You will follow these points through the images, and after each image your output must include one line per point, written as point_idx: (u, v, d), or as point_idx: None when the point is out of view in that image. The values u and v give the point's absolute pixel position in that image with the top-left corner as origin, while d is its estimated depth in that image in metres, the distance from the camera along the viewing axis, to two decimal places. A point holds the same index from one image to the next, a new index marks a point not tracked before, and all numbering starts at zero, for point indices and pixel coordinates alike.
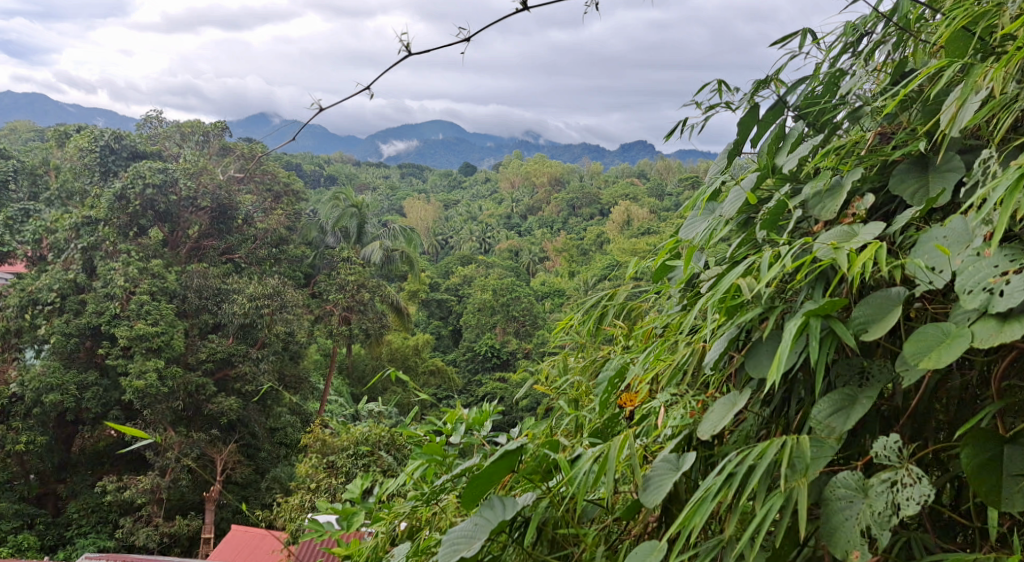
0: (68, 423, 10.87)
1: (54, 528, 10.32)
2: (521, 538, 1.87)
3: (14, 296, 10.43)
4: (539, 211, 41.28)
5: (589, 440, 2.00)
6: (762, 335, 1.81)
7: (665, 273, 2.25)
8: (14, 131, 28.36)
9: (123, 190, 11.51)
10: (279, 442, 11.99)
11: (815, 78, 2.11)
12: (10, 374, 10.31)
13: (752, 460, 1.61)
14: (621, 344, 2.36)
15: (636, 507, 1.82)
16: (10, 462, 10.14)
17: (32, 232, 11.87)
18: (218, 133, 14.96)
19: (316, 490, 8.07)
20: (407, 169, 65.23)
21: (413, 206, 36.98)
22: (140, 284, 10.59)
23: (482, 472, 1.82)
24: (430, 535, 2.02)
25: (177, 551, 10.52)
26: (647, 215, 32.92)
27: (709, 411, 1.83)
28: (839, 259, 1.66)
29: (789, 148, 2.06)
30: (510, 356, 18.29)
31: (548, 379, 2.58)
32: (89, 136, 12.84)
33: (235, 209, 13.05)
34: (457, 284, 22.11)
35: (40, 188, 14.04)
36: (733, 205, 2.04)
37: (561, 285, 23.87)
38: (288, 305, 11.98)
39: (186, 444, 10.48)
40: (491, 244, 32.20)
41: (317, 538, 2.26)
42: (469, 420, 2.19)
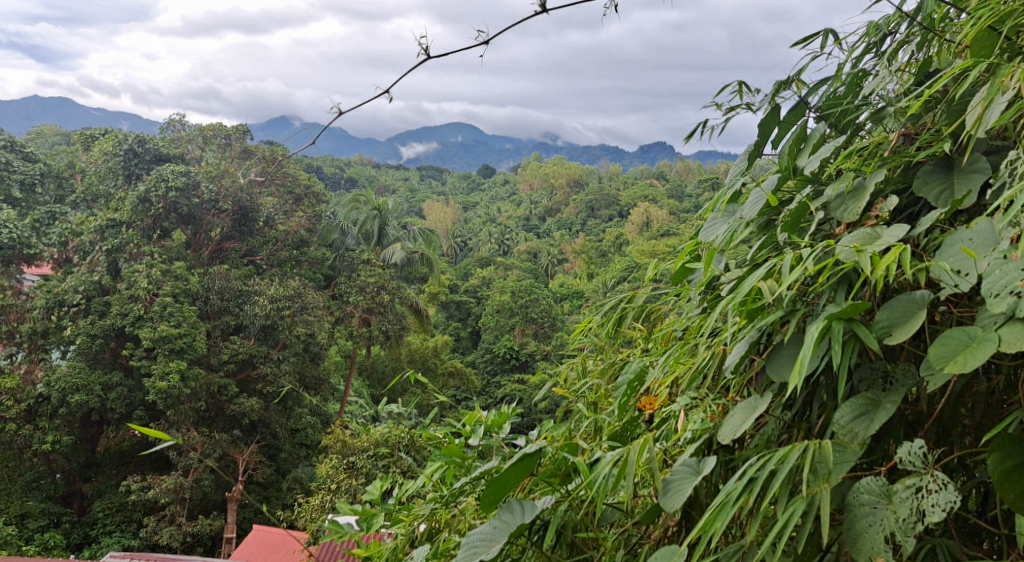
0: (93, 422, 10.96)
1: (80, 527, 10.41)
2: (540, 542, 1.87)
3: (41, 297, 10.54)
4: (558, 213, 41.25)
5: (608, 443, 2.00)
6: (783, 338, 1.81)
7: (685, 276, 2.24)
8: (41, 134, 28.70)
9: (146, 193, 11.60)
10: (300, 443, 12.03)
11: (837, 79, 2.09)
12: (36, 375, 10.29)
13: (775, 463, 1.60)
14: (641, 348, 2.36)
15: (655, 512, 1.81)
16: (37, 461, 10.23)
17: (58, 234, 12.00)
18: (239, 136, 15.02)
19: (336, 491, 8.09)
20: (427, 171, 65.46)
21: (433, 209, 37.05)
22: (163, 286, 10.67)
23: (500, 475, 1.82)
24: (449, 537, 2.01)
25: (200, 551, 10.57)
26: (666, 216, 32.81)
27: (729, 416, 1.83)
28: (862, 262, 1.64)
29: (810, 149, 2.05)
30: (529, 357, 18.25)
31: (566, 383, 2.59)
32: (114, 140, 12.95)
33: (256, 211, 13.13)
34: (476, 286, 22.12)
35: (66, 191, 14.20)
36: (753, 207, 2.03)
37: (581, 287, 23.81)
38: (308, 307, 12.00)
39: (209, 445, 10.54)
40: (510, 246, 32.19)
41: (337, 540, 2.26)
42: (488, 422, 2.19)
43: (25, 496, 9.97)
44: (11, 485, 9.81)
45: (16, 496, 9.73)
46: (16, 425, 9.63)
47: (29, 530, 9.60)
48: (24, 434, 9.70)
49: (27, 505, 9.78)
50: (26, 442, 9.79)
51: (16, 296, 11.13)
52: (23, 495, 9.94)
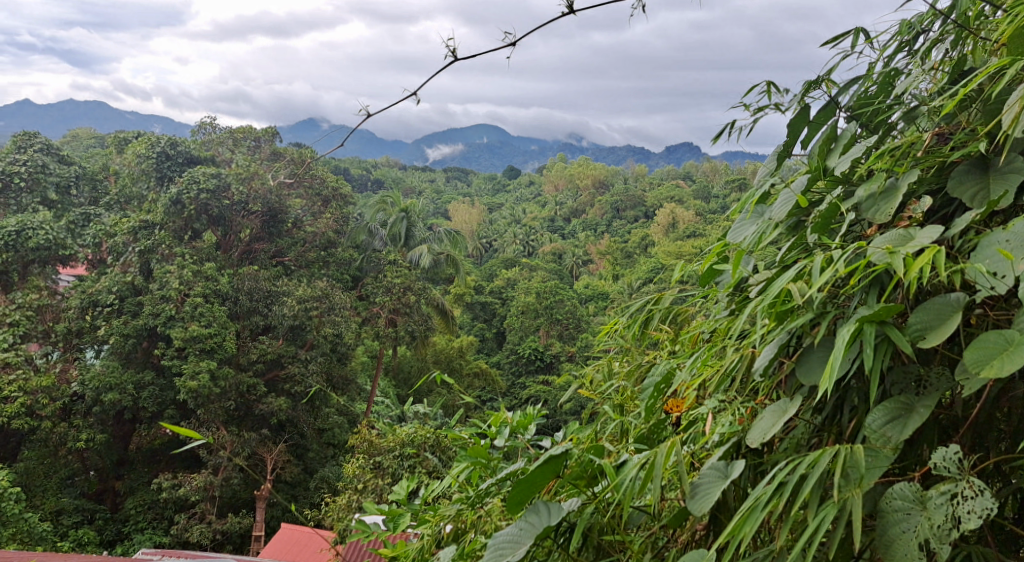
0: (125, 421, 11.09)
1: (113, 523, 10.51)
2: (566, 544, 1.87)
3: (76, 297, 10.67)
4: (583, 214, 41.12)
5: (635, 446, 1.99)
6: (813, 341, 1.79)
7: (712, 277, 2.23)
8: (77, 137, 29.28)
9: (178, 195, 11.68)
10: (327, 443, 12.05)
11: (868, 78, 2.07)
12: (71, 373, 10.34)
13: (806, 468, 1.58)
14: (667, 349, 2.34)
15: (683, 515, 1.81)
16: (71, 458, 10.36)
17: (92, 236, 12.14)
18: (269, 139, 15.07)
19: (362, 491, 8.11)
20: (453, 173, 65.60)
21: (458, 210, 37.13)
22: (194, 286, 10.75)
23: (527, 477, 1.81)
24: (476, 538, 2.01)
25: (229, 549, 10.61)
26: (692, 217, 32.57)
27: (758, 420, 1.81)
28: (895, 264, 1.62)
29: (841, 150, 2.02)
30: (554, 359, 18.15)
31: (591, 385, 2.58)
32: (147, 142, 13.10)
33: (285, 213, 13.22)
34: (501, 287, 22.09)
35: (100, 193, 14.36)
36: (782, 209, 2.01)
37: (606, 289, 23.68)
38: (336, 307, 11.91)
39: (238, 444, 10.60)
40: (535, 247, 32.12)
41: (364, 539, 2.26)
42: (514, 423, 2.18)
43: (60, 493, 10.09)
44: (46, 481, 9.93)
45: (50, 493, 9.86)
46: (50, 422, 9.74)
47: (63, 526, 9.70)
48: (58, 432, 9.82)
49: (61, 501, 9.90)
50: (61, 440, 9.91)
51: (51, 296, 11.26)
52: (57, 491, 10.06)
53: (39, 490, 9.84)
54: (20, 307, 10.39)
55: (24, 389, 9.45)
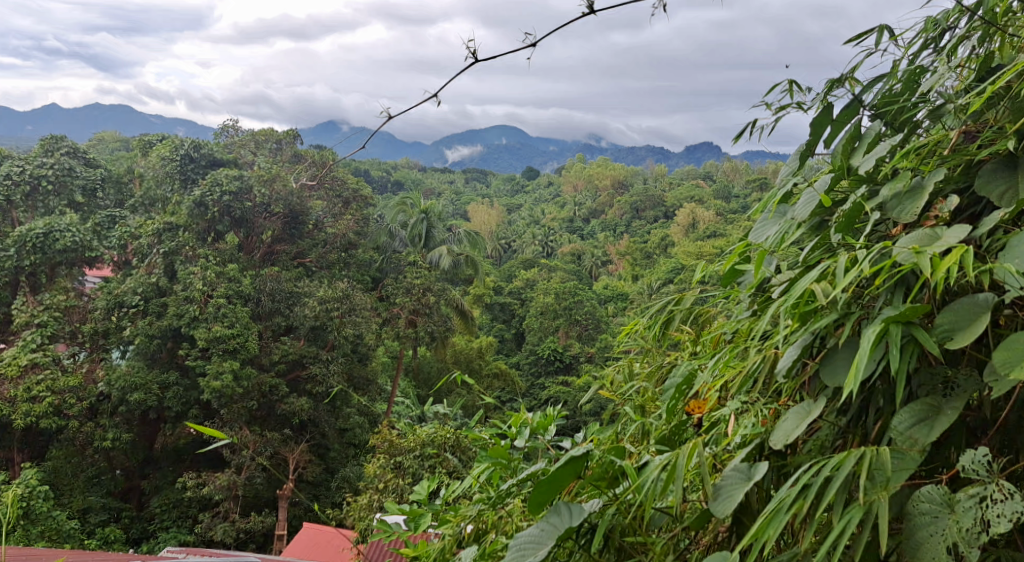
0: (150, 421, 11.17)
1: (139, 522, 10.58)
2: (588, 544, 1.87)
3: (102, 299, 10.77)
4: (602, 215, 41.03)
5: (657, 447, 1.98)
6: (837, 342, 1.78)
7: (734, 278, 2.21)
8: (103, 141, 29.62)
9: (202, 197, 11.75)
10: (348, 443, 12.06)
11: (893, 77, 2.05)
12: (97, 374, 10.45)
13: (831, 470, 1.57)
14: (688, 351, 2.33)
15: (706, 517, 1.80)
16: (98, 457, 10.43)
17: (118, 238, 12.24)
18: (290, 141, 15.11)
19: (383, 491, 8.12)
20: (472, 175, 65.70)
21: (477, 211, 37.19)
22: (217, 287, 10.79)
23: (548, 478, 1.81)
24: (497, 538, 2.01)
25: (252, 547, 10.66)
26: (712, 217, 32.38)
27: (782, 421, 1.80)
28: (921, 264, 1.61)
29: (865, 149, 2.00)
30: (574, 360, 18.06)
31: (612, 386, 2.57)
32: (171, 145, 13.21)
33: (306, 214, 13.26)
34: (520, 288, 22.09)
35: (126, 195, 14.49)
36: (805, 208, 1.99)
37: (626, 290, 23.59)
38: (357, 308, 11.87)
39: (260, 443, 10.64)
40: (553, 247, 32.11)
41: (385, 539, 2.25)
42: (534, 424, 2.17)
43: (87, 491, 10.18)
44: (73, 480, 10.00)
45: (78, 491, 9.94)
46: (77, 422, 9.82)
47: (90, 524, 9.78)
48: (85, 432, 9.89)
49: (88, 500, 9.97)
50: (88, 439, 9.98)
51: (78, 297, 11.36)
52: (84, 490, 10.15)
53: (67, 488, 9.92)
54: (47, 308, 10.52)
55: (52, 389, 9.59)
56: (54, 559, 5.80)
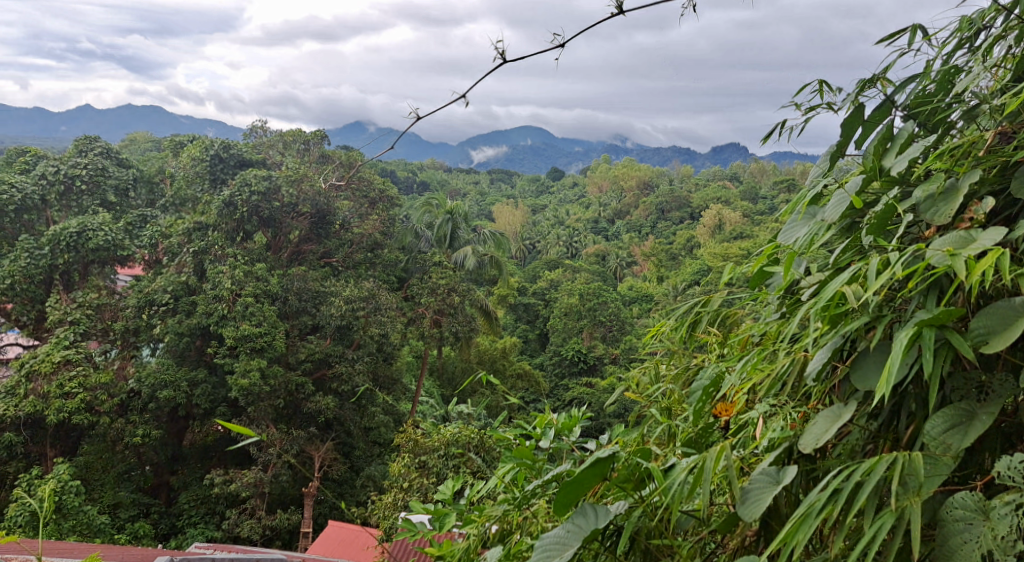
0: (179, 418, 11.27)
1: (167, 517, 10.67)
2: (613, 546, 1.88)
3: (133, 297, 10.88)
4: (627, 215, 40.84)
5: (683, 450, 1.97)
6: (868, 345, 1.79)
7: (763, 280, 2.20)
8: (134, 141, 29.81)
9: (231, 197, 11.83)
10: (373, 442, 12.09)
11: (927, 76, 2.02)
12: (128, 370, 10.68)
13: (862, 476, 1.60)
14: (715, 353, 2.32)
15: (733, 521, 1.80)
16: (127, 453, 10.47)
17: (149, 236, 12.36)
18: (318, 141, 14.98)
19: (407, 489, 8.13)
20: (497, 176, 65.84)
21: (502, 211, 37.21)
22: (246, 286, 10.85)
23: (573, 480, 1.81)
24: (522, 539, 2.02)
25: (278, 544, 10.72)
26: (739, 219, 32.07)
27: (811, 424, 1.80)
28: (957, 266, 1.60)
29: (897, 149, 1.98)
30: (598, 361, 17.93)
31: (637, 388, 2.55)
32: (200, 146, 13.33)
33: (333, 214, 13.31)
34: (545, 289, 22.04)
35: (156, 195, 14.61)
36: (836, 210, 1.98)
37: (651, 291, 23.45)
38: (382, 307, 11.78)
39: (287, 441, 10.70)
40: (578, 248, 32.04)
41: (410, 538, 2.25)
42: (558, 425, 2.16)
43: (117, 486, 10.24)
44: (104, 476, 10.06)
45: (108, 486, 9.99)
46: (109, 418, 9.88)
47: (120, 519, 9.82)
48: (116, 428, 9.94)
49: (119, 495, 10.01)
50: (118, 435, 10.01)
51: (109, 296, 11.48)
52: (115, 485, 10.21)
53: (98, 483, 9.97)
54: (79, 306, 10.65)
55: (83, 385, 9.67)
56: (85, 554, 5.86)
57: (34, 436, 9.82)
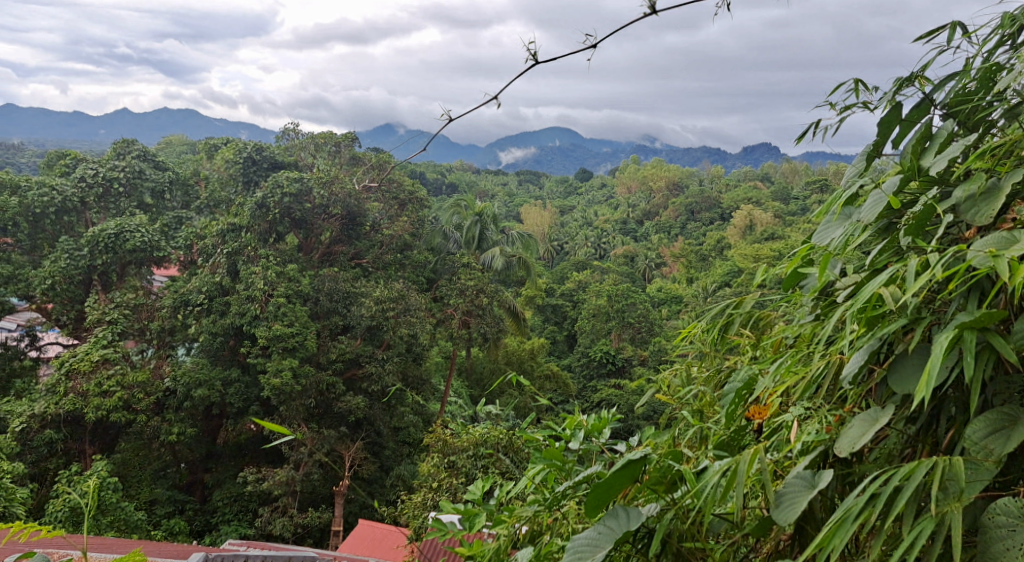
0: (213, 417, 11.38)
1: (202, 514, 10.77)
2: (645, 549, 1.87)
3: (168, 297, 11.02)
4: (656, 216, 40.61)
5: (715, 453, 1.96)
6: (906, 348, 1.77)
7: (797, 281, 2.18)
8: (169, 144, 30.09)
9: (263, 199, 12.02)
10: (403, 441, 12.10)
11: (966, 74, 1.99)
12: (164, 369, 10.79)
13: (901, 480, 1.60)
14: (748, 356, 2.29)
15: (767, 525, 1.79)
16: (163, 451, 10.58)
17: (184, 238, 12.51)
18: (348, 143, 14.63)
19: (436, 489, 8.13)
20: (525, 177, 65.98)
21: (530, 213, 37.23)
22: (278, 287, 10.93)
23: (604, 482, 1.81)
24: (552, 540, 2.02)
25: (309, 542, 10.79)
26: (771, 219, 31.74)
27: (847, 428, 1.79)
28: (999, 267, 1.58)
29: (936, 149, 1.96)
30: (626, 362, 17.80)
31: (669, 390, 2.53)
32: (234, 148, 13.44)
33: (363, 216, 13.37)
34: (573, 290, 21.98)
35: (192, 197, 14.77)
36: (871, 210, 1.95)
37: (680, 292, 23.30)
38: (412, 308, 11.73)
39: (318, 440, 10.75)
40: (606, 250, 31.93)
41: (440, 538, 2.24)
42: (588, 426, 2.15)
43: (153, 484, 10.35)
44: (141, 472, 10.18)
45: (145, 483, 10.09)
46: (145, 416, 10.00)
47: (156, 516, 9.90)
48: (152, 426, 10.05)
49: (155, 492, 10.12)
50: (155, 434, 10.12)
51: (145, 296, 11.63)
52: (151, 482, 10.32)
53: (135, 480, 10.08)
54: (117, 306, 10.86)
55: (121, 383, 9.81)
56: (125, 549, 5.93)
57: (73, 433, 9.97)
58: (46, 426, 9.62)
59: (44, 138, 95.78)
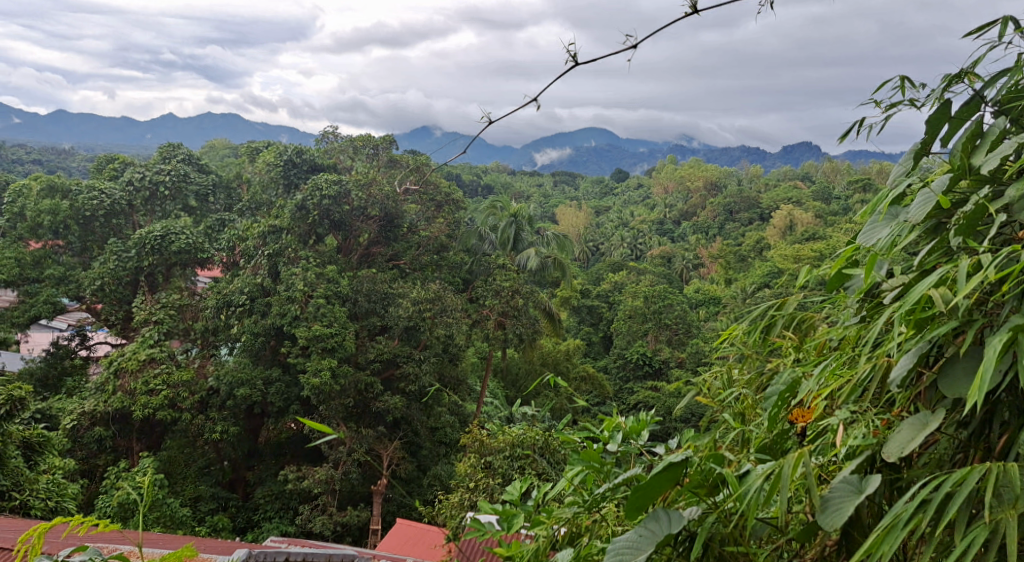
0: (255, 415, 11.47)
1: (244, 511, 10.86)
2: (686, 553, 1.84)
3: (212, 298, 11.14)
4: (693, 217, 40.27)
5: (757, 457, 1.93)
6: (957, 351, 1.74)
7: (841, 282, 2.15)
8: (212, 148, 30.45)
9: (302, 201, 12.25)
10: (439, 441, 12.08)
11: (1019, 71, 1.95)
12: (208, 368, 10.86)
13: (953, 486, 1.58)
14: (791, 358, 2.24)
15: (812, 531, 1.76)
16: (207, 449, 10.66)
17: (227, 240, 12.66)
18: (387, 146, 14.71)
19: (473, 489, 8.13)
20: (560, 177, 65.97)
21: (565, 214, 37.18)
22: (317, 288, 11.06)
23: (645, 484, 1.78)
24: (592, 542, 2.01)
25: (348, 540, 10.83)
26: (811, 219, 31.30)
27: (895, 432, 1.76)
28: None
29: (988, 148, 1.92)
30: (663, 364, 17.64)
31: (709, 392, 2.50)
32: (275, 152, 13.55)
33: (401, 218, 13.41)
34: (608, 291, 21.87)
35: (235, 200, 14.93)
36: (920, 210, 1.92)
37: (718, 294, 23.06)
38: (448, 309, 11.70)
39: (357, 439, 10.79)
40: (643, 251, 31.71)
41: (479, 538, 2.23)
42: (626, 428, 2.13)
43: (198, 480, 10.46)
44: (186, 470, 10.30)
45: (190, 480, 10.20)
46: (190, 414, 10.10)
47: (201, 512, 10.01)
48: (197, 424, 10.13)
49: (200, 488, 10.22)
50: (199, 431, 10.18)
51: (190, 297, 11.78)
52: (196, 479, 10.42)
53: (180, 477, 10.18)
54: (163, 306, 11.15)
55: (167, 382, 9.92)
56: (175, 545, 5.97)
57: (122, 430, 10.13)
58: (95, 423, 9.81)
59: (87, 141, 97.51)
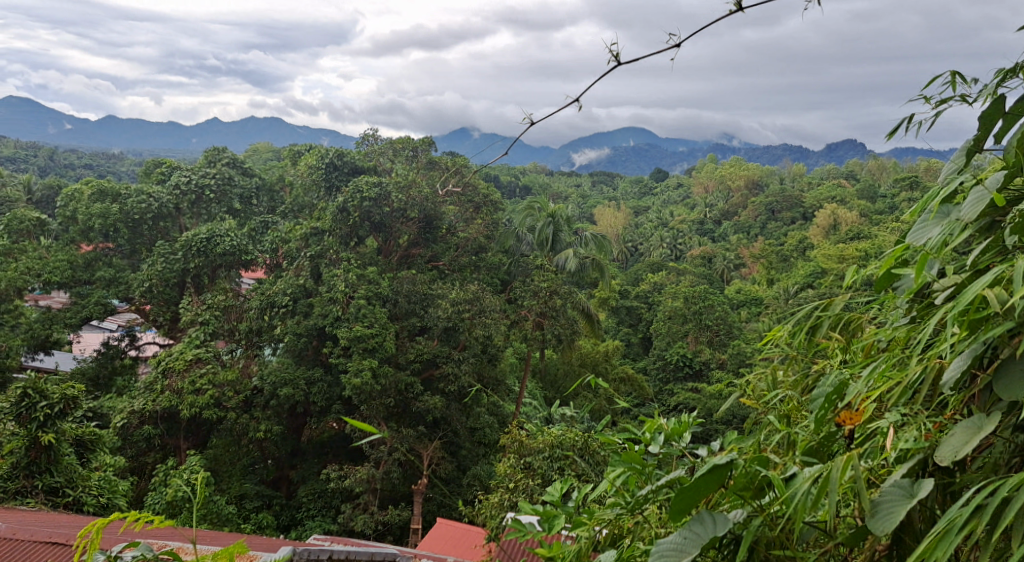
0: (298, 414, 11.57)
1: (288, 509, 10.96)
2: (731, 555, 1.83)
3: (255, 299, 11.33)
4: (734, 216, 39.87)
5: (803, 458, 1.90)
6: (1012, 352, 1.71)
7: (890, 282, 2.12)
8: (256, 151, 30.94)
9: (344, 203, 12.34)
10: (479, 442, 12.06)
11: None
12: (252, 368, 11.01)
13: (1009, 490, 1.55)
14: (838, 359, 2.21)
15: (861, 535, 1.73)
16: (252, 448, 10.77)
17: (270, 242, 12.81)
18: (426, 148, 14.75)
19: (513, 490, 8.12)
20: (599, 177, 65.80)
21: (604, 214, 37.09)
22: (358, 289, 11.12)
23: (690, 486, 1.77)
24: (634, 543, 1.99)
25: (389, 539, 10.87)
26: (856, 218, 30.82)
27: (948, 434, 1.73)
28: None
29: None
30: (704, 366, 17.45)
31: (752, 393, 2.46)
32: (317, 155, 13.66)
33: (440, 219, 13.45)
34: (647, 292, 21.72)
35: (277, 203, 15.10)
36: (973, 208, 1.88)
37: (761, 295, 22.78)
38: (487, 309, 11.68)
39: (398, 438, 10.83)
40: (682, 251, 31.48)
41: (519, 539, 2.22)
42: (668, 429, 2.10)
43: (243, 478, 10.57)
44: (232, 467, 10.42)
45: (235, 478, 10.32)
46: (235, 413, 10.21)
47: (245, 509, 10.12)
48: (242, 423, 10.23)
49: (244, 486, 10.33)
50: (244, 430, 10.28)
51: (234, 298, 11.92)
52: (241, 477, 10.54)
53: (226, 475, 10.30)
54: (209, 307, 11.27)
55: (212, 382, 10.05)
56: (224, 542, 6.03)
57: (169, 429, 10.28)
58: (144, 422, 9.96)
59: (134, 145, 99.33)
